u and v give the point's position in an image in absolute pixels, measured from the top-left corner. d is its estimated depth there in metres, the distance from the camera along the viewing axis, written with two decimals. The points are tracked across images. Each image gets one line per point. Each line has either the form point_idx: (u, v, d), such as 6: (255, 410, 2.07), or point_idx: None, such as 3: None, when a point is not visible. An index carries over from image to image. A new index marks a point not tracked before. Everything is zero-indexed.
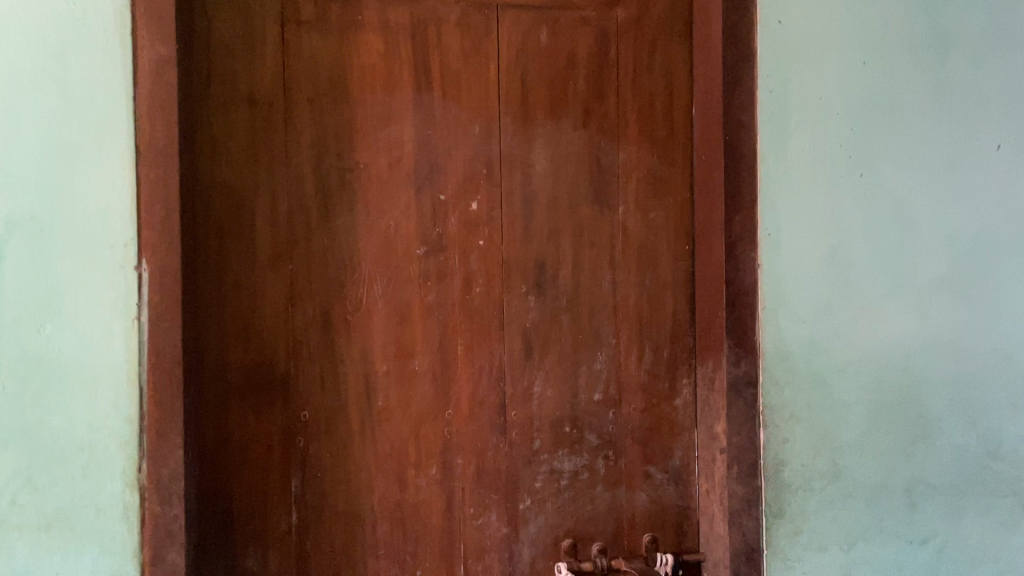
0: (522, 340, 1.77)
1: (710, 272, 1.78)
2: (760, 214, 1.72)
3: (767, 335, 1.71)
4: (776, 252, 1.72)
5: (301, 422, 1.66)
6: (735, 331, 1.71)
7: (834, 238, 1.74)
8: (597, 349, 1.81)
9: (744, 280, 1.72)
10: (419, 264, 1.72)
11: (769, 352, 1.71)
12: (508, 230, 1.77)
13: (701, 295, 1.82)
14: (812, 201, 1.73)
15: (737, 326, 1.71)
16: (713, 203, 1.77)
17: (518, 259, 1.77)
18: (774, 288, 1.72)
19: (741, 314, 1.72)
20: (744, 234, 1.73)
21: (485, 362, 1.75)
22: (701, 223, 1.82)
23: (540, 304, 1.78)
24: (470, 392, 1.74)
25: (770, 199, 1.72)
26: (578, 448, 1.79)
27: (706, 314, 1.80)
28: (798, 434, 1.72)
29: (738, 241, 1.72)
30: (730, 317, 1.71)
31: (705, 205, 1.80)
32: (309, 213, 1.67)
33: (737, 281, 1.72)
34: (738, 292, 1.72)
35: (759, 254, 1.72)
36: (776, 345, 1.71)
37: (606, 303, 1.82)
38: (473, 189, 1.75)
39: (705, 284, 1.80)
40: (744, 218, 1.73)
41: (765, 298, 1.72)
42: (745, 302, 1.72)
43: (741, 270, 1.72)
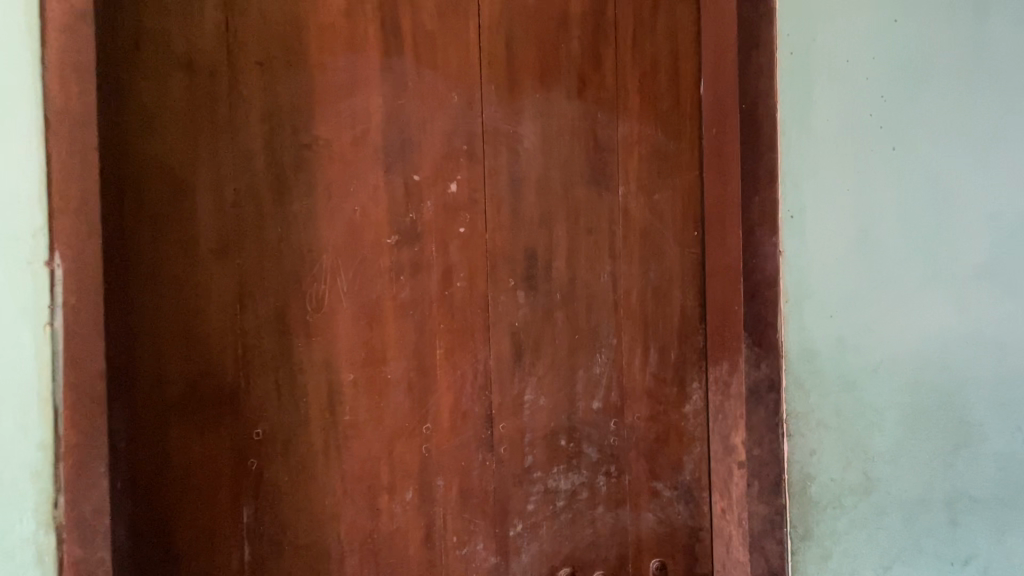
0: (511, 342, 1.55)
1: (724, 261, 1.57)
2: (781, 193, 1.49)
3: (789, 333, 1.48)
4: (799, 237, 1.49)
5: (254, 442, 1.42)
6: (755, 329, 1.49)
7: (864, 221, 1.51)
8: (597, 351, 1.60)
9: (764, 269, 1.49)
10: (390, 255, 1.48)
11: (792, 352, 1.48)
12: (493, 215, 1.54)
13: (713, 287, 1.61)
14: (840, 178, 1.50)
15: (757, 323, 1.49)
16: (727, 182, 1.55)
17: (505, 249, 1.55)
18: (798, 278, 1.49)
19: (762, 308, 1.49)
20: (764, 216, 1.49)
21: (468, 367, 1.52)
22: (712, 206, 1.60)
23: (531, 301, 1.56)
24: (451, 403, 1.51)
25: (793, 176, 1.49)
26: (576, 465, 1.59)
27: (719, 309, 1.59)
28: (825, 445, 1.50)
29: (758, 225, 1.49)
30: (749, 313, 1.49)
31: (717, 185, 1.59)
32: (259, 199, 1.43)
33: (756, 271, 1.49)
34: (759, 283, 1.49)
35: (780, 239, 1.49)
36: (799, 344, 1.48)
37: (607, 298, 1.60)
38: (453, 168, 1.51)
39: (718, 276, 1.58)
40: (764, 198, 1.49)
41: (787, 290, 1.49)
42: (766, 294, 1.49)
43: (761, 258, 1.49)
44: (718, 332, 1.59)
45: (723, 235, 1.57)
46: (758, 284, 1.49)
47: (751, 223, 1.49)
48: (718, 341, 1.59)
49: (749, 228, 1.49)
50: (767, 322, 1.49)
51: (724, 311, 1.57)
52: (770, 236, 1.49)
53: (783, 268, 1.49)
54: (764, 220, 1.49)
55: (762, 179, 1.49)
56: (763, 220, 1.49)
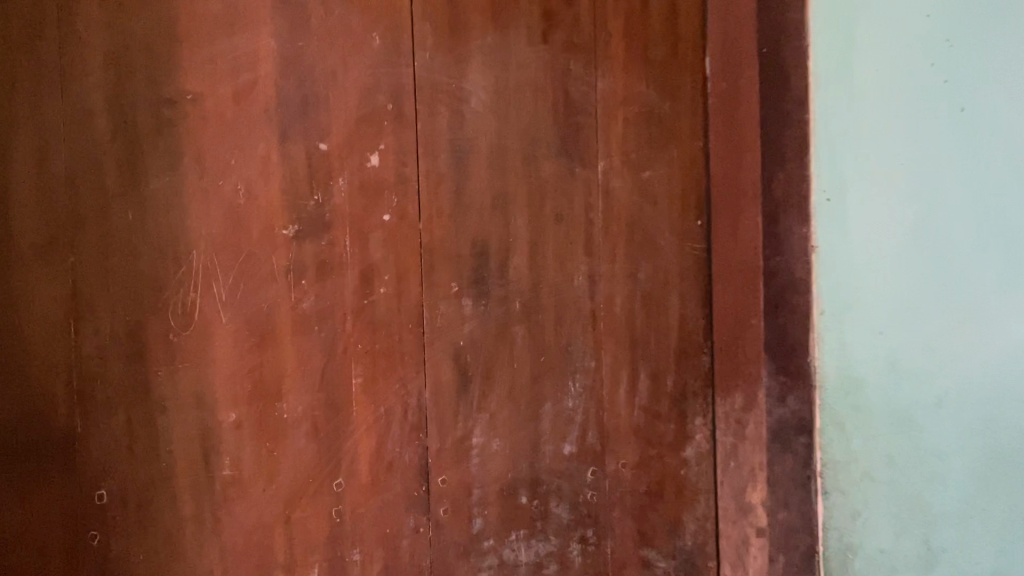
0: (456, 367, 1.16)
1: (740, 259, 1.17)
2: (811, 170, 1.08)
3: (825, 354, 1.08)
4: (835, 224, 1.06)
5: (95, 508, 1.04)
6: (781, 351, 1.12)
7: (919, 190, 0.98)
8: (568, 378, 1.20)
9: (791, 270, 1.11)
10: (287, 252, 1.10)
11: (827, 379, 1.08)
12: (430, 197, 1.15)
13: (723, 296, 1.20)
14: (890, 143, 0.99)
15: (785, 343, 1.12)
16: (748, 155, 1.14)
17: (447, 243, 1.16)
18: (834, 278, 1.06)
19: (788, 323, 1.11)
20: (793, 201, 1.10)
21: (395, 401, 1.14)
22: (722, 189, 1.19)
23: (482, 312, 1.17)
24: (372, 450, 1.13)
25: (828, 148, 1.06)
26: (540, 530, 1.20)
27: (732, 323, 1.19)
28: (871, 505, 1.04)
29: (785, 212, 1.11)
30: (770, 332, 1.13)
31: (732, 159, 1.17)
32: (102, 175, 1.04)
33: (781, 274, 1.11)
34: (783, 289, 1.11)
35: (811, 228, 1.08)
36: (839, 370, 1.06)
37: (584, 307, 1.21)
38: (376, 133, 1.12)
39: (730, 281, 1.18)
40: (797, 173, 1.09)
41: (821, 296, 1.08)
42: (794, 304, 1.11)
43: (789, 257, 1.11)
44: (728, 355, 1.19)
45: (738, 226, 1.17)
46: (782, 291, 1.11)
47: (774, 209, 1.12)
48: (728, 369, 1.20)
49: (772, 217, 1.12)
50: (796, 340, 1.11)
51: (740, 328, 1.17)
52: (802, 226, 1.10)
53: (813, 269, 1.09)
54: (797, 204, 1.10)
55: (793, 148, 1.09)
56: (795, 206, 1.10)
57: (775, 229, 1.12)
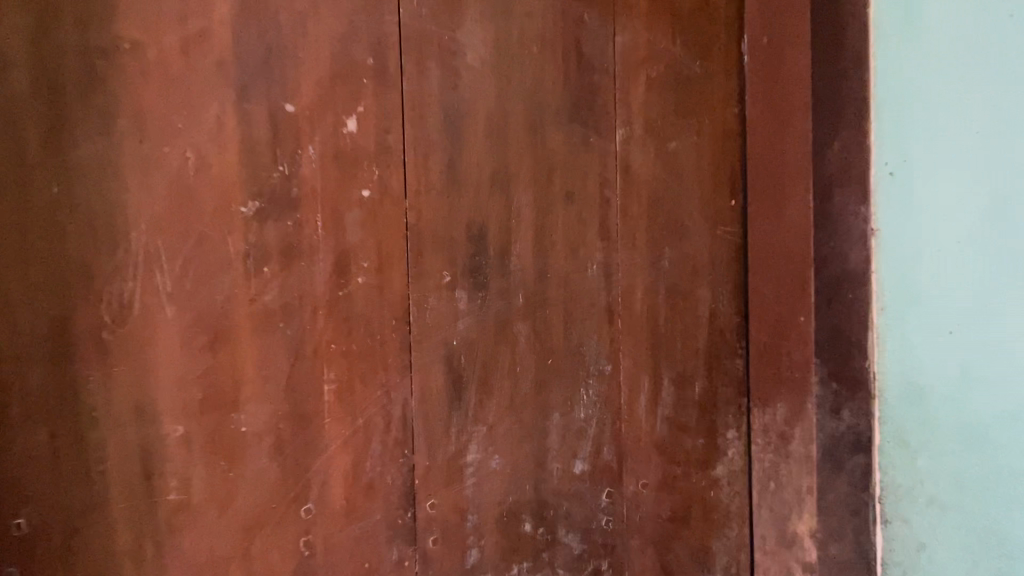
0: (447, 372, 0.98)
1: (784, 246, 0.99)
2: (869, 142, 0.93)
3: (883, 357, 0.93)
4: (898, 205, 0.91)
5: (10, 541, 0.86)
6: (834, 355, 0.95)
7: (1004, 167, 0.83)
8: (580, 384, 1.02)
9: (847, 258, 0.94)
10: (245, 234, 0.92)
11: (885, 386, 0.92)
12: (418, 170, 0.96)
13: (762, 288, 1.03)
14: (968, 112, 0.85)
15: (839, 344, 0.94)
16: (798, 123, 0.97)
17: (438, 224, 0.97)
18: (896, 268, 0.91)
19: (843, 320, 0.94)
20: (851, 175, 0.93)
21: (376, 413, 0.95)
22: (765, 163, 1.02)
23: (478, 307, 0.99)
24: (348, 471, 0.95)
25: (891, 118, 0.91)
26: (547, 562, 1.02)
27: (773, 320, 1.01)
28: (937, 533, 0.90)
29: (840, 188, 0.94)
30: (821, 331, 0.95)
31: (776, 128, 1.00)
32: (19, 136, 0.85)
33: (835, 262, 0.94)
34: (837, 279, 0.94)
35: (869, 210, 0.93)
36: (900, 376, 0.91)
37: (599, 301, 1.03)
38: (353, 93, 0.94)
39: (772, 270, 1.01)
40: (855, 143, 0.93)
41: (878, 289, 0.93)
42: (849, 298, 0.94)
43: (844, 242, 0.94)
44: (767, 357, 1.03)
45: (782, 206, 0.99)
46: (836, 282, 0.94)
47: (828, 184, 0.94)
48: (767, 373, 1.03)
49: (825, 195, 0.94)
50: (852, 341, 0.94)
51: (784, 325, 1.00)
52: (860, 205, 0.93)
53: (872, 258, 0.93)
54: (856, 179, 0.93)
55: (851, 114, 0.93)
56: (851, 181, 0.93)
57: (828, 209, 0.94)
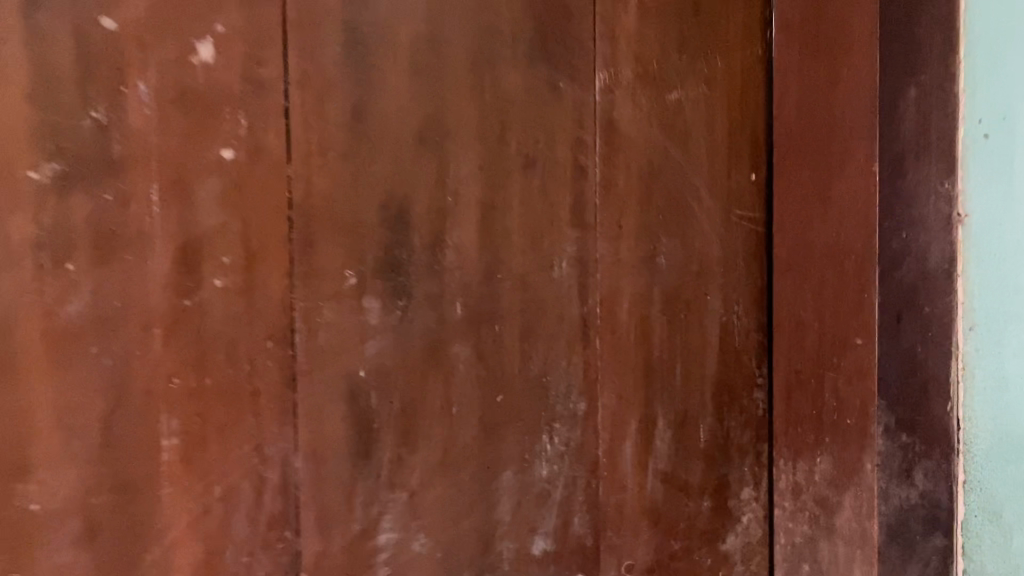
0: (351, 417, 0.67)
1: (828, 243, 0.72)
2: (959, 105, 0.68)
3: (971, 381, 0.69)
4: (997, 177, 0.68)
5: None
6: (909, 402, 0.69)
7: None
8: (542, 430, 0.72)
9: (926, 265, 0.68)
10: (35, 212, 0.59)
11: (972, 421, 0.69)
12: (307, 122, 0.65)
13: (796, 298, 0.75)
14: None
15: (916, 386, 0.69)
16: (862, 69, 0.69)
17: (338, 202, 0.66)
18: (993, 262, 0.68)
19: (920, 352, 0.69)
20: (932, 153, 0.68)
21: (245, 479, 0.65)
22: (805, 127, 0.74)
23: (398, 321, 0.68)
24: (199, 564, 0.64)
25: (988, 59, 0.67)
26: None
27: (815, 343, 0.74)
28: None
29: (918, 171, 0.68)
30: (888, 369, 0.69)
31: (823, 75, 0.72)
32: None
33: (911, 274, 0.68)
34: (910, 296, 0.68)
35: (954, 190, 0.68)
36: (995, 405, 0.69)
37: (571, 313, 0.73)
38: (207, 1, 0.62)
39: (815, 275, 0.73)
40: (942, 106, 0.68)
41: (967, 291, 0.69)
42: (927, 322, 0.69)
43: (924, 244, 0.68)
44: (806, 394, 0.75)
45: (827, 186, 0.72)
46: (909, 301, 0.68)
47: (903, 167, 0.68)
48: (806, 416, 0.75)
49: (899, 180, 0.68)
50: (931, 380, 0.69)
51: (833, 353, 0.72)
52: (944, 198, 0.68)
53: (958, 265, 0.69)
54: (937, 159, 0.68)
55: (933, 66, 0.68)
56: (931, 161, 0.68)
57: (903, 203, 0.68)
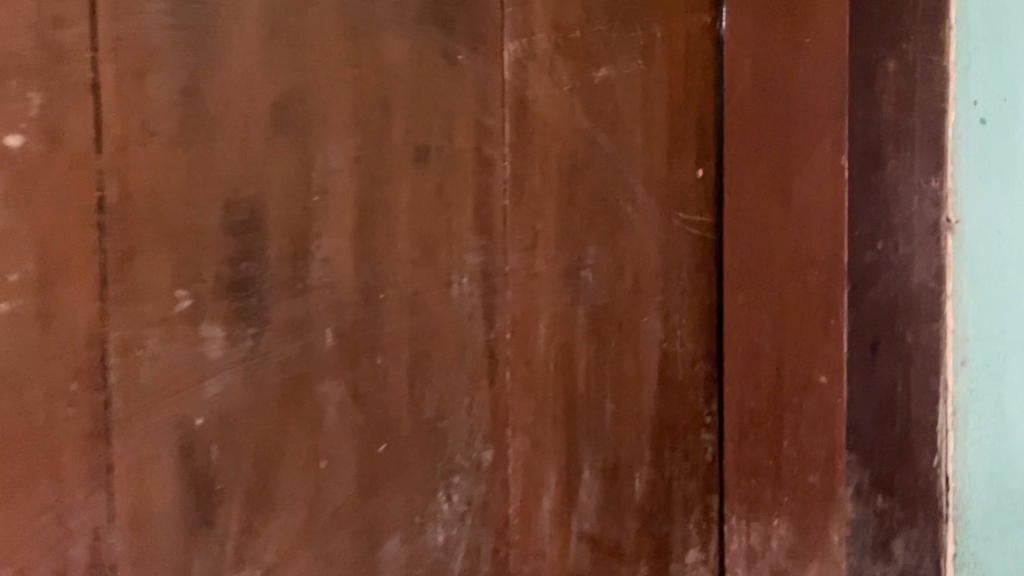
0: (186, 476, 0.53)
1: (791, 260, 0.60)
2: (948, 91, 0.59)
3: (966, 407, 0.60)
4: (994, 171, 0.58)
5: None
6: (886, 454, 0.60)
7: None
8: (438, 485, 0.58)
9: (907, 287, 0.59)
10: None
11: (967, 453, 0.60)
12: (122, 100, 0.50)
13: (750, 321, 0.62)
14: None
15: (895, 437, 0.60)
16: (827, 55, 0.58)
17: (166, 203, 0.51)
18: (992, 270, 0.59)
19: (901, 394, 0.59)
20: (913, 148, 0.59)
21: (42, 561, 0.50)
22: (760, 115, 0.61)
23: (247, 355, 0.53)
24: None
25: (986, 34, 0.58)
26: None
27: (772, 378, 0.62)
28: None
29: (899, 175, 0.59)
30: (862, 405, 0.59)
31: (782, 52, 0.60)
32: None
33: (890, 293, 0.59)
34: (887, 322, 0.59)
35: (945, 189, 0.59)
36: (993, 436, 0.59)
37: (474, 340, 0.59)
38: None
39: (771, 296, 0.61)
40: (929, 93, 0.59)
41: (959, 304, 0.60)
42: (908, 354, 0.59)
43: (905, 263, 0.59)
44: (762, 438, 0.63)
45: (786, 190, 0.60)
46: (886, 327, 0.59)
47: (879, 167, 0.58)
48: (760, 464, 0.63)
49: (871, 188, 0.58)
50: (913, 425, 0.60)
51: (794, 394, 0.61)
52: (930, 201, 0.59)
53: (946, 286, 0.59)
54: (921, 154, 0.59)
55: (915, 51, 0.58)
56: (914, 155, 0.59)
57: (879, 210, 0.59)
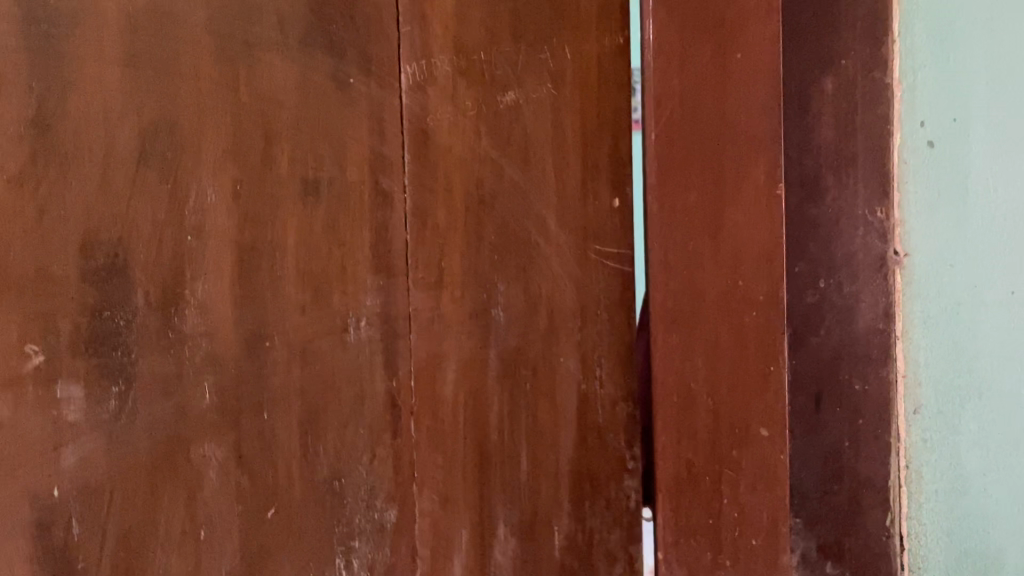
0: (41, 557, 0.46)
1: (719, 298, 0.56)
2: (895, 112, 0.56)
3: (921, 460, 0.59)
4: (943, 204, 0.56)
5: None
6: (835, 521, 0.59)
7: None
8: (334, 550, 0.53)
9: (853, 332, 0.58)
10: None
11: (923, 509, 0.60)
12: None
13: (682, 368, 0.58)
14: (1011, 52, 0.54)
15: (841, 498, 0.59)
16: (756, 75, 0.54)
17: (14, 249, 0.45)
18: (940, 314, 0.57)
19: (848, 448, 0.58)
20: (855, 179, 0.56)
21: None
22: (691, 140, 0.55)
23: (113, 417, 0.47)
24: None
25: (932, 50, 0.55)
26: None
27: (708, 429, 0.58)
28: None
29: (841, 207, 0.56)
30: (807, 464, 0.58)
31: (709, 70, 0.55)
32: None
33: (834, 340, 0.57)
34: (831, 370, 0.58)
35: (892, 221, 0.57)
36: (946, 490, 0.59)
37: (374, 390, 0.54)
38: None
39: (706, 339, 0.57)
40: (872, 115, 0.56)
41: (910, 346, 0.58)
42: (853, 401, 0.58)
43: (849, 304, 0.57)
44: (699, 493, 0.59)
45: (717, 228, 0.56)
46: (831, 376, 0.58)
47: (818, 199, 0.56)
48: (699, 524, 0.59)
49: (806, 227, 0.56)
50: (860, 485, 0.59)
51: (732, 446, 0.57)
52: (876, 233, 0.57)
53: (895, 325, 0.58)
54: (867, 181, 0.56)
55: (855, 67, 0.56)
56: (858, 180, 0.56)
57: (818, 249, 0.56)
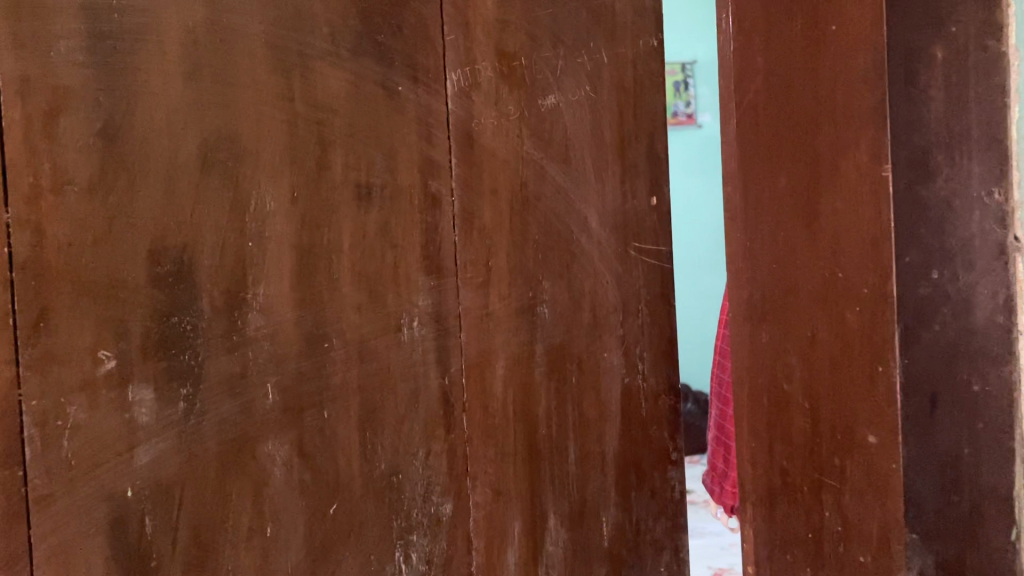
0: (116, 555, 0.48)
1: (829, 273, 0.47)
2: (1010, 83, 0.43)
3: None
4: None
5: None
6: (954, 534, 0.44)
7: None
8: (393, 543, 0.55)
9: (971, 325, 0.43)
10: None
11: None
12: (31, 144, 0.45)
13: (755, 366, 0.55)
14: None
15: (962, 510, 0.43)
16: (854, 46, 0.44)
17: (86, 256, 0.46)
18: None
19: (968, 457, 0.43)
20: (970, 155, 0.42)
21: None
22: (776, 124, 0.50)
23: (182, 418, 0.49)
24: None
25: None
26: None
27: (807, 432, 0.50)
28: None
29: (954, 187, 0.42)
30: (923, 479, 0.43)
31: (803, 51, 0.48)
32: None
33: (950, 333, 0.43)
34: (947, 367, 0.43)
35: (1010, 202, 0.43)
36: None
37: (428, 387, 0.56)
38: None
39: (803, 336, 0.50)
40: (987, 86, 0.42)
41: None
42: (975, 408, 0.43)
43: (968, 296, 0.43)
44: (796, 504, 0.52)
45: (813, 217, 0.48)
46: (946, 373, 0.43)
47: (929, 179, 0.42)
48: (800, 536, 0.52)
49: (925, 198, 0.42)
50: (983, 495, 0.44)
51: (834, 454, 0.48)
52: (992, 218, 0.43)
53: (1015, 319, 0.43)
54: (983, 158, 0.42)
55: (966, 35, 0.42)
56: (973, 159, 0.42)
57: (932, 234, 0.42)
